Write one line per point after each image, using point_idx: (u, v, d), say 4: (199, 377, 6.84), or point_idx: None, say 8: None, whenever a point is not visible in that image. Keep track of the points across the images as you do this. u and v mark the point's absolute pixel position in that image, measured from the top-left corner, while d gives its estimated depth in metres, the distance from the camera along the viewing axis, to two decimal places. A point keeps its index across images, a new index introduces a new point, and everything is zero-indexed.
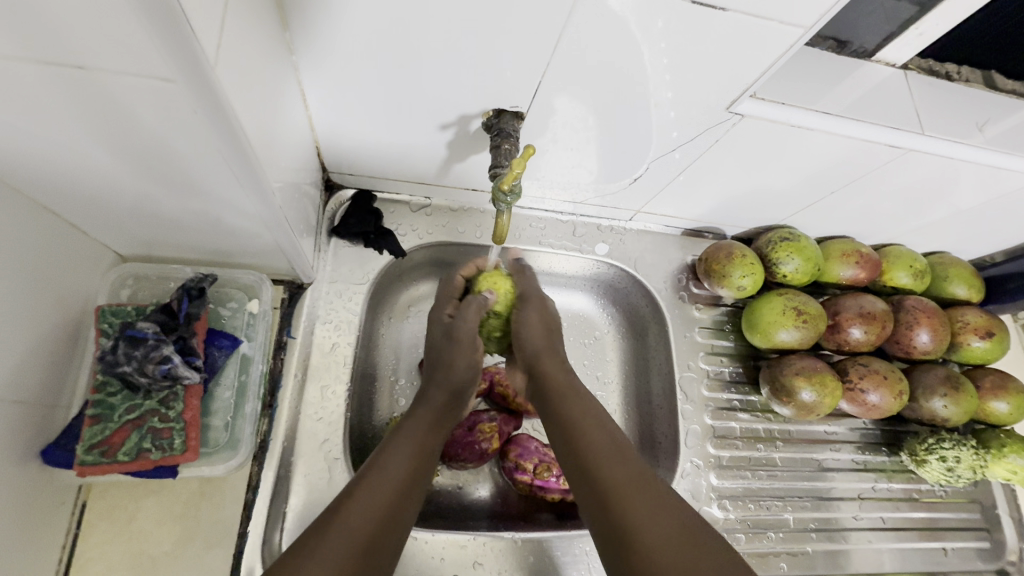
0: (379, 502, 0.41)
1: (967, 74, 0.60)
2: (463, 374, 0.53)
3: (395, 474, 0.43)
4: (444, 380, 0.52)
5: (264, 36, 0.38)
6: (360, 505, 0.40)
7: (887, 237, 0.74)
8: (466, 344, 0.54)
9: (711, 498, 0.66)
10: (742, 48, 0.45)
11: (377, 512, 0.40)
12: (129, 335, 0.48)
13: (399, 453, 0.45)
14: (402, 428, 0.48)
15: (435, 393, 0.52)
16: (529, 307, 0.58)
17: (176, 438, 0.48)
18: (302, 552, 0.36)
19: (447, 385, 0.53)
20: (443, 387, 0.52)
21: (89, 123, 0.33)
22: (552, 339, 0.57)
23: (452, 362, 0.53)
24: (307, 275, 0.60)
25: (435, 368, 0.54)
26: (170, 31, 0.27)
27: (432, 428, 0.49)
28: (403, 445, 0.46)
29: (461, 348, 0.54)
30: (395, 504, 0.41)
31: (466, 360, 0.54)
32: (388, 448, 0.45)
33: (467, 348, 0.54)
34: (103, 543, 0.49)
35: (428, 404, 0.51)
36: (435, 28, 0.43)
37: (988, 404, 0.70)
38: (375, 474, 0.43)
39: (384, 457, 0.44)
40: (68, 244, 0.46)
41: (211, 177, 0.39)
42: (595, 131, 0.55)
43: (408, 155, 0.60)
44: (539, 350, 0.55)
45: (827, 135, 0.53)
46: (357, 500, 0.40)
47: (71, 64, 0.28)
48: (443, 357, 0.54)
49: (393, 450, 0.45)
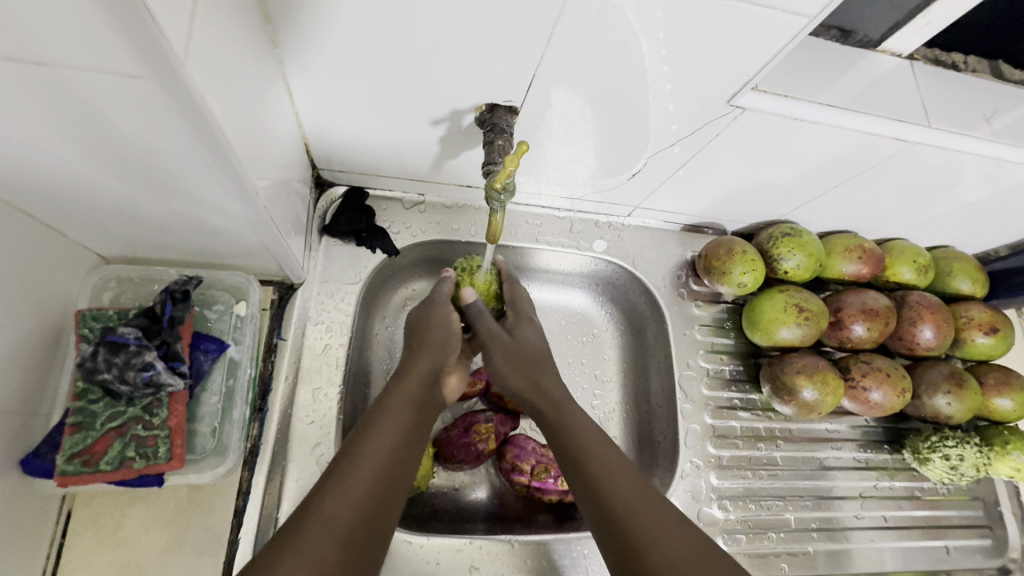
0: (355, 494, 0.39)
1: (974, 64, 0.58)
2: (442, 333, 0.53)
3: (373, 460, 0.42)
4: (423, 340, 0.53)
5: (244, 31, 0.37)
6: (335, 501, 0.38)
7: (892, 231, 0.72)
8: (444, 304, 0.55)
9: (711, 498, 0.65)
10: (745, 38, 0.43)
11: (353, 506, 0.39)
12: (110, 341, 0.47)
13: (379, 434, 0.44)
14: (380, 407, 0.47)
15: (418, 362, 0.51)
16: (491, 345, 0.54)
17: (161, 447, 0.47)
18: (279, 553, 0.35)
19: (430, 351, 0.52)
20: (424, 349, 0.52)
21: (57, 123, 0.31)
22: (528, 370, 0.53)
23: (431, 320, 0.54)
24: (298, 276, 0.58)
25: (415, 332, 0.54)
26: (132, 24, 0.25)
27: (412, 405, 0.48)
28: (383, 424, 0.45)
29: (439, 307, 0.55)
30: (373, 495, 0.40)
31: (445, 315, 0.54)
32: (365, 433, 0.44)
33: (445, 306, 0.55)
34: (90, 551, 0.48)
35: (411, 373, 0.50)
36: (422, 20, 0.41)
37: (992, 401, 0.69)
38: (351, 459, 0.41)
39: (363, 440, 0.43)
40: (47, 248, 0.44)
41: (190, 175, 0.37)
42: (592, 125, 0.53)
43: (400, 152, 0.58)
44: (517, 387, 0.53)
45: (832, 128, 0.51)
46: (332, 494, 0.39)
47: (30, 61, 0.27)
48: (423, 316, 0.54)
49: (372, 431, 0.44)
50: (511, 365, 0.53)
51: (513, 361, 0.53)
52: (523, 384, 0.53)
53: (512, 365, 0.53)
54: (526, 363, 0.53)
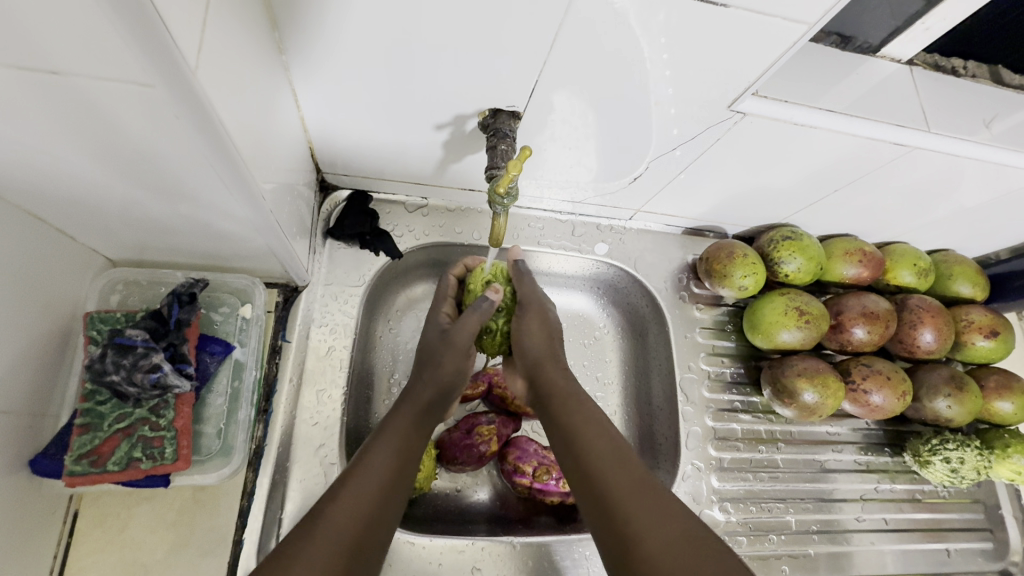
0: (363, 504, 0.40)
1: (973, 69, 0.59)
2: (451, 372, 0.52)
3: (381, 470, 0.43)
4: (435, 374, 0.52)
5: (253, 38, 0.37)
6: (341, 510, 0.39)
7: (893, 234, 0.73)
8: (457, 351, 0.52)
9: (712, 500, 0.66)
10: (746, 45, 0.44)
11: (362, 512, 0.40)
12: (118, 343, 0.47)
13: (388, 446, 0.45)
14: (387, 424, 0.48)
15: (424, 387, 0.51)
16: (528, 313, 0.55)
17: (167, 448, 0.48)
18: (291, 548, 0.36)
19: (438, 380, 0.52)
20: (430, 380, 0.52)
21: (69, 130, 0.32)
22: (552, 341, 0.55)
23: (442, 357, 0.52)
24: (302, 278, 0.59)
25: (425, 363, 0.53)
26: (144, 32, 0.25)
27: (418, 426, 0.48)
28: (391, 436, 0.46)
29: (449, 353, 0.52)
30: (380, 501, 0.41)
31: (457, 363, 0.53)
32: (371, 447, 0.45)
33: (459, 355, 0.52)
34: (96, 552, 0.48)
35: (417, 395, 0.51)
36: (428, 27, 0.42)
37: (992, 404, 0.70)
38: (360, 474, 0.42)
39: (370, 453, 0.44)
40: (55, 250, 0.45)
41: (199, 182, 0.38)
42: (594, 129, 0.54)
43: (405, 155, 0.58)
44: (540, 356, 0.54)
45: (831, 133, 0.52)
46: (341, 501, 0.40)
47: (45, 70, 0.27)
48: (434, 356, 0.53)
49: (380, 446, 0.45)
50: (536, 355, 0.54)
51: (540, 345, 0.54)
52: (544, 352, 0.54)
53: (535, 351, 0.54)
54: (546, 361, 0.54)
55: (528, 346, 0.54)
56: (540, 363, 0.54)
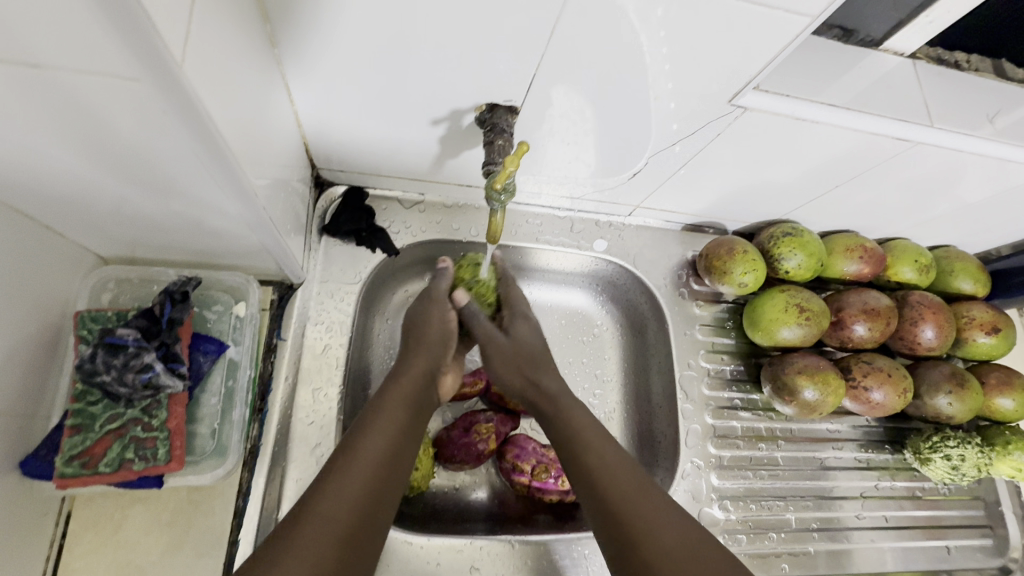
0: (352, 492, 0.40)
1: (978, 63, 0.58)
2: (438, 333, 0.54)
3: (374, 456, 0.42)
4: (419, 346, 0.53)
5: (243, 30, 0.36)
6: (332, 497, 0.39)
7: (894, 231, 0.72)
8: (441, 302, 0.55)
9: (712, 499, 0.65)
10: (746, 39, 0.43)
11: (353, 499, 0.39)
12: (108, 342, 0.46)
13: (377, 429, 0.45)
14: (376, 405, 0.47)
15: (413, 362, 0.52)
16: (495, 340, 0.54)
17: (160, 448, 0.47)
18: (283, 545, 0.36)
19: (425, 353, 0.53)
20: (417, 350, 0.53)
21: (53, 127, 0.31)
22: (527, 357, 0.54)
23: (427, 319, 0.54)
24: (297, 275, 0.58)
25: (412, 331, 0.54)
26: (129, 25, 0.25)
27: (408, 403, 0.48)
28: (380, 420, 0.45)
29: (437, 305, 0.55)
30: (371, 490, 0.41)
31: (440, 318, 0.54)
32: (360, 430, 0.44)
33: (442, 306, 0.55)
34: (90, 553, 0.48)
35: (407, 374, 0.51)
36: (423, 21, 0.41)
37: (993, 401, 0.69)
38: (346, 461, 0.41)
39: (360, 437, 0.44)
40: (45, 248, 0.44)
41: (189, 178, 0.37)
42: (593, 124, 0.53)
43: (401, 150, 0.58)
44: (517, 368, 0.54)
45: (833, 127, 0.51)
46: (330, 489, 0.39)
47: (25, 63, 0.26)
48: (419, 316, 0.55)
49: (368, 429, 0.44)
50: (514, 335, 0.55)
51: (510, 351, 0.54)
52: (515, 353, 0.54)
53: (508, 340, 0.54)
54: (523, 346, 0.54)
55: (505, 373, 0.54)
56: (523, 381, 0.54)
